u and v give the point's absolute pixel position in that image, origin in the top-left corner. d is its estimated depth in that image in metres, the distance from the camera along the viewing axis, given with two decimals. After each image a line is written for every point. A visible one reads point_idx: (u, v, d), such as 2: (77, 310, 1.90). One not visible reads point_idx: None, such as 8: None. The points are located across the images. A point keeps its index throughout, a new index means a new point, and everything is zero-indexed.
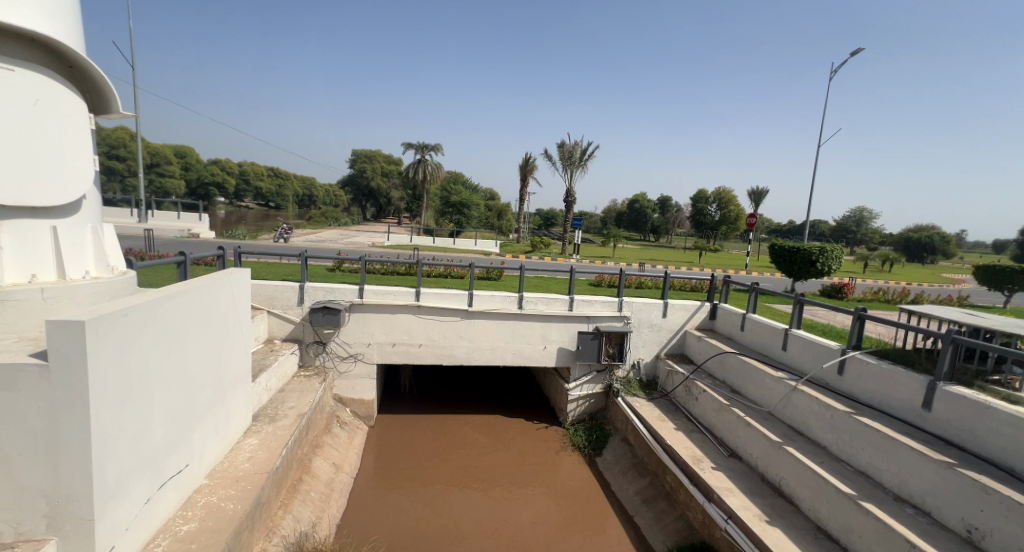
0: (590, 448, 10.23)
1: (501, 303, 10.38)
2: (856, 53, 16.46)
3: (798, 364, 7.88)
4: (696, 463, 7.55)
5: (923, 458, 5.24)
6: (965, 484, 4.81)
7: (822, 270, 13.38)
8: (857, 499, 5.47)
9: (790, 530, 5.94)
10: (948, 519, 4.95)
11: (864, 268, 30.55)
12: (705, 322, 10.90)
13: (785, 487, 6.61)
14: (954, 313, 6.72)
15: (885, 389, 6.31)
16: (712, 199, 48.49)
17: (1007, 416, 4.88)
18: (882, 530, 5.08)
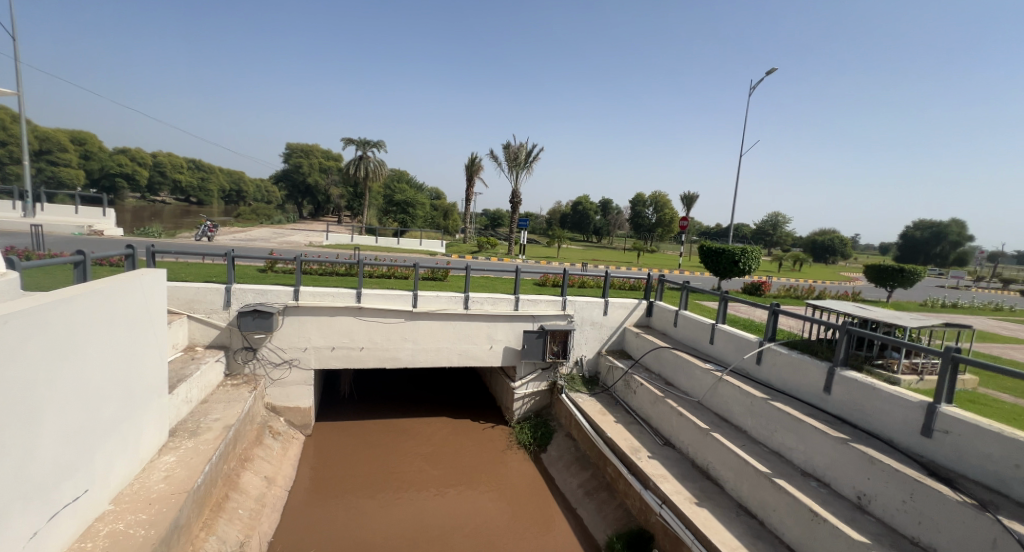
0: (536, 445, 10.23)
1: (446, 303, 10.16)
2: (771, 73, 17.55)
3: (723, 356, 8.27)
4: (634, 453, 7.72)
5: (823, 435, 5.67)
6: (855, 456, 5.26)
7: (744, 269, 14.30)
8: (771, 477, 5.81)
9: (716, 510, 6.20)
10: (842, 488, 5.40)
11: (780, 267, 33.22)
12: (642, 319, 11.24)
13: (713, 471, 6.90)
14: (848, 306, 7.32)
15: (795, 376, 6.76)
16: (649, 202, 50.80)
17: (888, 395, 5.38)
18: (793, 503, 5.42)
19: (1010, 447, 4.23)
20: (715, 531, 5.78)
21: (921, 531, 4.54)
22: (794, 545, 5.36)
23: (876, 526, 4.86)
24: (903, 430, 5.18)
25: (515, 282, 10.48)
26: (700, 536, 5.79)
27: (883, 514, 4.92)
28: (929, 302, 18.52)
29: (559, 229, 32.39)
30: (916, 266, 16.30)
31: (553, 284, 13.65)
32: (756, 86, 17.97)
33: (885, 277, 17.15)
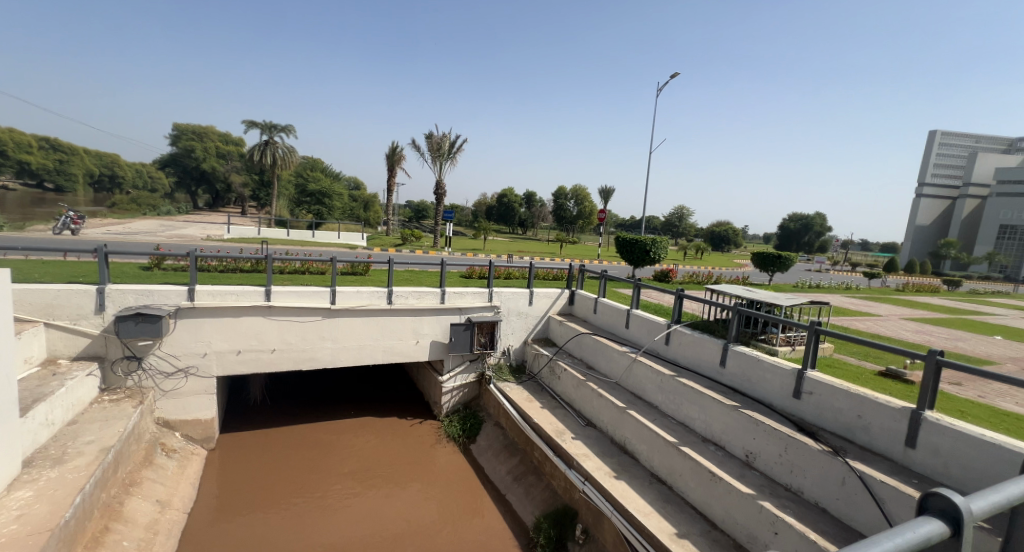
0: (464, 437, 9.92)
1: (367, 299, 9.43)
2: (675, 76, 18.59)
3: (636, 339, 8.51)
4: (559, 435, 7.69)
5: (718, 404, 6.08)
6: (745, 421, 5.72)
7: (655, 258, 15.05)
8: (678, 445, 6.10)
9: (633, 481, 6.35)
10: (734, 448, 5.88)
11: (688, 256, 35.75)
12: (565, 307, 11.30)
13: (628, 445, 7.07)
14: (738, 289, 7.83)
15: (695, 353, 7.15)
16: (571, 195, 52.15)
17: (769, 364, 5.99)
18: (696, 468, 5.73)
19: (855, 401, 5.02)
20: (632, 501, 5.89)
21: (792, 478, 5.18)
22: (698, 506, 5.68)
23: (760, 479, 5.39)
24: (780, 395, 5.83)
25: (441, 275, 9.97)
26: (619, 507, 5.87)
27: (766, 468, 5.46)
28: (801, 284, 20.89)
29: (484, 221, 32.13)
30: (789, 253, 18.20)
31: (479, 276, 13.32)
32: (664, 87, 18.64)
33: (765, 262, 18.96)
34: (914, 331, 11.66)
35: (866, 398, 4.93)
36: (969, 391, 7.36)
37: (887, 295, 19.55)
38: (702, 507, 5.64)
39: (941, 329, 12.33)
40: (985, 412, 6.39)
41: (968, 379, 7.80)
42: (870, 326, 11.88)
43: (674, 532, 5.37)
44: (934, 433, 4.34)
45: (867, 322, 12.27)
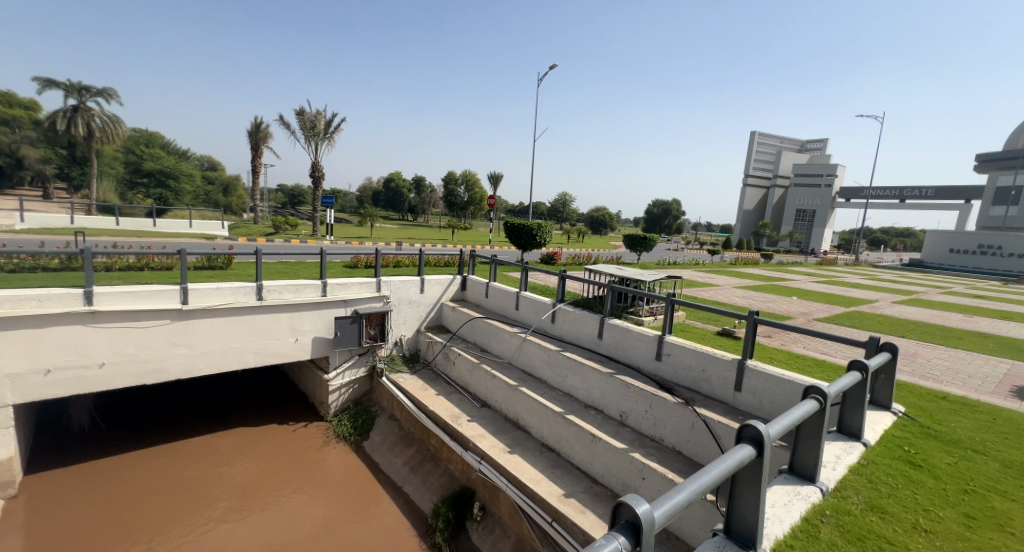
0: (357, 434, 7.80)
1: (229, 297, 6.92)
2: (552, 67, 18.84)
3: (525, 319, 8.07)
4: (455, 419, 6.80)
5: (596, 372, 6.15)
6: (619, 386, 5.85)
7: (541, 243, 15.19)
8: (564, 414, 5.98)
9: (527, 455, 6.00)
10: (609, 409, 6.00)
11: (570, 240, 37.65)
12: (456, 294, 9.79)
13: (521, 422, 6.70)
14: (613, 268, 8.04)
15: (575, 330, 7.13)
16: (462, 181, 51.23)
17: (636, 333, 6.21)
18: (579, 432, 5.71)
19: (701, 357, 5.51)
20: (525, 472, 5.57)
21: (656, 430, 5.45)
22: (583, 466, 5.65)
23: (631, 435, 5.56)
24: (644, 359, 6.12)
25: (321, 261, 7.82)
26: (514, 480, 5.48)
27: (636, 424, 5.66)
28: (658, 262, 23.06)
29: (368, 207, 29.97)
30: (654, 234, 19.84)
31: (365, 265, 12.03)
32: (546, 75, 18.55)
33: (634, 242, 20.41)
34: (741, 296, 13.50)
35: (707, 353, 5.45)
36: (777, 340, 8.67)
37: (725, 268, 22.67)
38: (585, 466, 5.64)
39: (758, 293, 14.49)
40: (785, 355, 7.53)
41: (776, 330, 9.19)
42: (712, 294, 13.49)
43: (563, 494, 5.23)
44: (753, 377, 5.02)
45: (709, 291, 13.93)
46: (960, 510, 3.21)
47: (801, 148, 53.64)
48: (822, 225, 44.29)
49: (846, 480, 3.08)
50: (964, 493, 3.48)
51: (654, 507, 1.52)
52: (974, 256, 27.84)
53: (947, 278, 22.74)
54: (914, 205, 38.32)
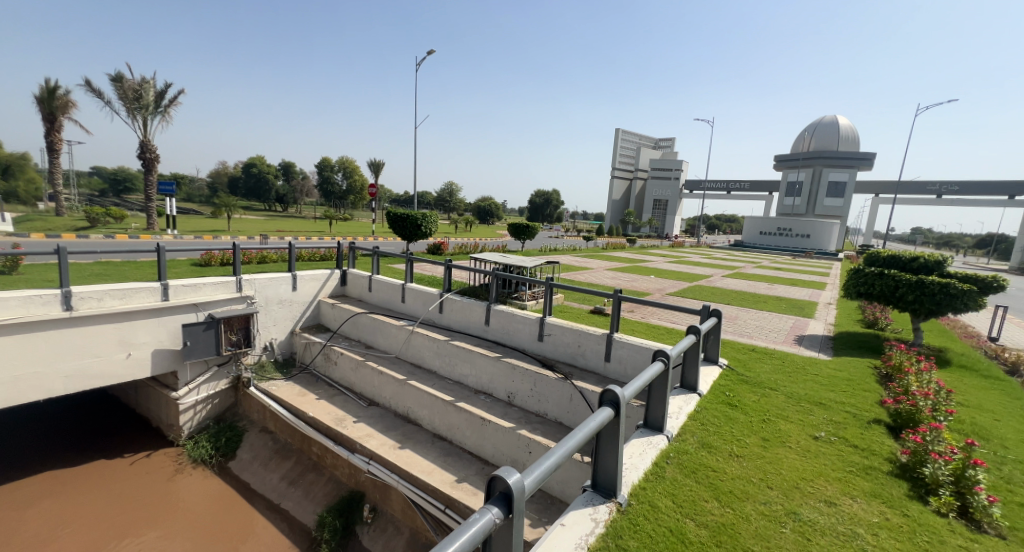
0: (221, 455, 6.78)
1: (19, 310, 5.55)
2: (430, 54, 18.37)
3: (410, 312, 8.01)
4: (339, 423, 6.42)
5: (484, 357, 6.47)
6: (506, 369, 6.24)
7: (427, 232, 14.96)
8: (454, 402, 6.11)
9: (418, 448, 5.98)
10: (498, 391, 6.37)
11: (457, 229, 37.83)
12: (336, 290, 9.23)
13: (411, 416, 6.65)
14: (496, 256, 8.40)
15: (463, 319, 7.35)
16: (337, 168, 48.10)
17: (521, 317, 6.65)
18: (469, 418, 5.90)
19: (576, 334, 6.15)
20: (416, 465, 5.57)
21: (540, 405, 5.96)
22: (474, 450, 5.87)
23: (518, 413, 6.00)
24: (528, 341, 6.62)
25: (159, 258, 6.65)
26: (404, 474, 5.40)
27: (523, 403, 6.12)
28: (539, 249, 24.42)
29: (224, 195, 26.43)
30: (536, 223, 20.92)
31: (221, 263, 10.82)
32: (423, 60, 18.14)
33: (519, 231, 21.29)
34: (611, 277, 15.01)
35: (582, 330, 6.11)
36: (638, 314, 9.91)
37: (598, 252, 24.85)
38: (477, 450, 5.87)
39: (624, 273, 16.23)
40: (644, 326, 8.67)
41: (638, 306, 10.49)
42: (586, 276, 14.78)
43: (455, 480, 5.37)
44: (619, 348, 5.78)
45: (584, 274, 15.22)
46: (759, 436, 4.00)
47: (655, 144, 60.25)
48: (674, 212, 50.56)
49: (685, 425, 3.79)
50: (762, 421, 4.35)
51: (525, 477, 1.61)
52: (777, 237, 34.35)
53: (758, 255, 27.84)
54: (739, 195, 45.77)
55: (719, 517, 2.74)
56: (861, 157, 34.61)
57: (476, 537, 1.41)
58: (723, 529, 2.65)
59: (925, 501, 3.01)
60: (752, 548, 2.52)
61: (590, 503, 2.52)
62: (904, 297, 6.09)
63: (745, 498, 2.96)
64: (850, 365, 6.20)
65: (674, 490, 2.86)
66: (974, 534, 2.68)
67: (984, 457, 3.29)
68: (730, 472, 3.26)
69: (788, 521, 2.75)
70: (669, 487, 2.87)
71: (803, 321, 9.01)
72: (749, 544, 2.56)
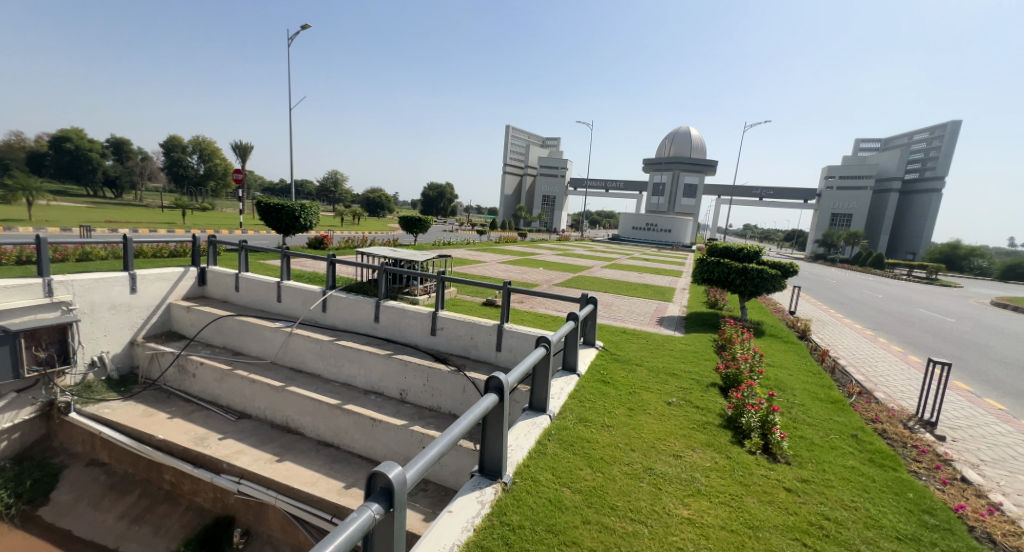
0: (25, 502, 5.12)
1: None
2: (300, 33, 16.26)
3: (289, 312, 7.50)
4: (198, 442, 5.51)
5: (374, 356, 6.33)
6: (399, 366, 6.18)
7: (305, 225, 13.96)
8: (340, 405, 5.77)
9: (299, 459, 5.43)
10: (389, 389, 6.31)
11: (342, 222, 35.78)
12: (192, 291, 8.18)
13: (290, 425, 6.08)
14: (384, 250, 8.17)
15: (350, 317, 7.11)
16: (191, 149, 42.37)
17: (412, 312, 6.64)
18: (358, 420, 5.61)
19: (468, 327, 6.33)
20: (297, 477, 5.04)
21: (433, 399, 6.01)
22: (364, 453, 5.57)
23: (411, 409, 5.99)
24: (420, 336, 6.66)
25: None
26: (284, 488, 4.83)
27: (415, 399, 6.14)
28: (427, 243, 24.23)
29: (26, 176, 21.43)
30: (428, 218, 20.65)
31: (18, 261, 8.94)
32: (295, 37, 15.75)
33: (411, 224, 20.81)
34: (502, 270, 15.50)
35: (473, 323, 6.31)
36: (526, 304, 10.40)
37: (490, 245, 25.47)
38: (367, 453, 5.56)
39: (514, 266, 16.89)
40: (532, 316, 9.16)
41: (526, 297, 11.02)
42: (477, 269, 15.08)
43: (342, 487, 4.98)
44: (509, 338, 6.09)
45: (475, 267, 15.51)
46: (625, 406, 4.47)
47: (545, 144, 61.74)
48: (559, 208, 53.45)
49: (565, 403, 4.17)
50: (629, 394, 4.89)
51: (407, 470, 1.65)
52: (646, 232, 38.11)
53: (630, 248, 30.79)
54: (615, 194, 49.96)
55: (590, 481, 2.98)
56: (707, 164, 40.04)
57: (354, 536, 1.42)
58: (593, 491, 2.88)
59: (741, 444, 3.66)
60: (617, 503, 2.78)
61: (477, 486, 2.68)
62: (735, 283, 7.31)
63: (612, 462, 3.26)
64: (699, 340, 7.27)
65: (553, 463, 3.09)
66: (769, 464, 3.37)
67: (779, 406, 4.13)
68: (601, 440, 3.58)
69: (645, 476, 3.11)
70: (548, 461, 3.12)
71: (663, 305, 10.28)
72: (615, 500, 2.82)
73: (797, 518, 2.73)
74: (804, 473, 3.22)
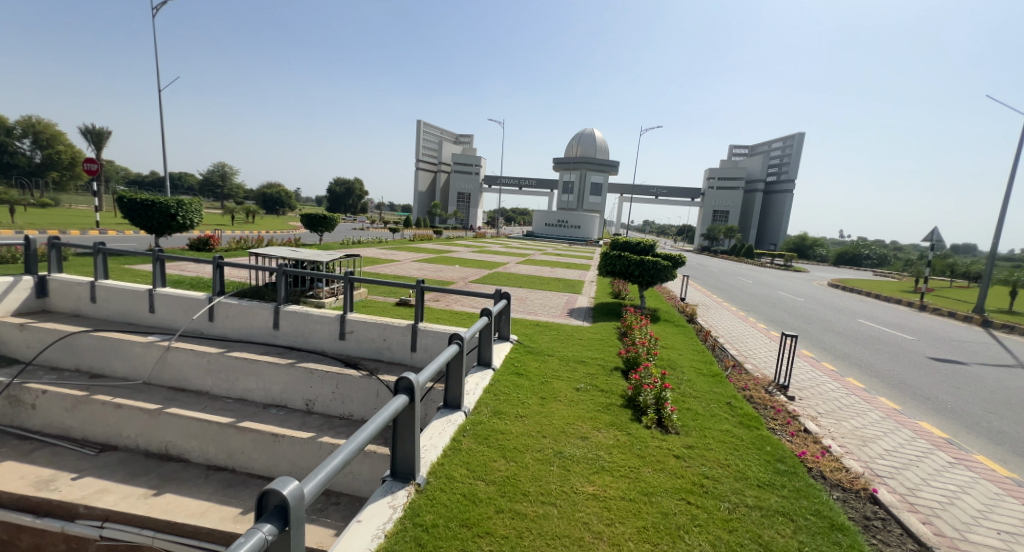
0: None
1: None
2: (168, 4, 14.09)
3: (166, 324, 6.76)
4: (43, 486, 4.65)
5: (274, 366, 5.93)
6: (303, 375, 5.85)
7: (184, 224, 12.56)
8: (234, 423, 5.29)
9: (183, 489, 4.85)
10: (293, 401, 5.96)
11: (234, 220, 32.67)
12: (29, 305, 6.94)
13: (172, 452, 5.44)
14: (283, 251, 7.62)
15: (245, 325, 6.58)
16: (30, 134, 35.84)
17: (318, 317, 6.31)
18: (256, 437, 5.17)
19: (381, 329, 6.17)
20: (181, 509, 4.49)
21: (344, 407, 5.79)
22: (264, 472, 5.16)
23: (320, 420, 5.71)
24: (328, 341, 6.36)
25: None
26: (164, 524, 4.27)
27: (324, 409, 5.86)
28: (335, 242, 23.03)
29: None
30: (336, 217, 19.54)
31: None
32: (161, 10, 14.11)
33: (315, 223, 19.56)
34: (417, 268, 15.25)
35: (385, 324, 6.16)
36: (441, 302, 10.34)
37: (402, 243, 24.88)
38: (268, 472, 5.15)
39: (429, 264, 16.71)
40: (448, 314, 9.14)
41: (441, 295, 10.95)
42: (390, 268, 14.67)
43: (238, 513, 4.54)
44: (423, 337, 6.05)
45: (388, 266, 15.07)
46: (537, 395, 4.65)
47: (457, 140, 61.41)
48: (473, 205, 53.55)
49: (479, 398, 4.25)
50: (541, 383, 5.09)
51: (303, 483, 1.54)
52: (557, 229, 39.48)
53: (542, 244, 31.76)
54: (527, 191, 51.17)
55: (504, 471, 3.08)
56: (610, 164, 42.46)
57: None
58: (507, 481, 2.98)
59: (639, 420, 4.01)
60: (529, 489, 2.91)
61: (388, 492, 2.67)
62: (635, 275, 7.89)
63: (525, 450, 3.40)
64: (607, 329, 7.74)
65: (467, 458, 3.15)
66: (663, 436, 3.73)
67: (670, 383, 4.57)
68: (513, 430, 3.71)
69: (555, 460, 3.29)
70: (463, 457, 3.17)
71: (574, 297, 10.80)
72: (527, 487, 2.94)
73: (683, 481, 3.08)
74: (691, 441, 3.62)
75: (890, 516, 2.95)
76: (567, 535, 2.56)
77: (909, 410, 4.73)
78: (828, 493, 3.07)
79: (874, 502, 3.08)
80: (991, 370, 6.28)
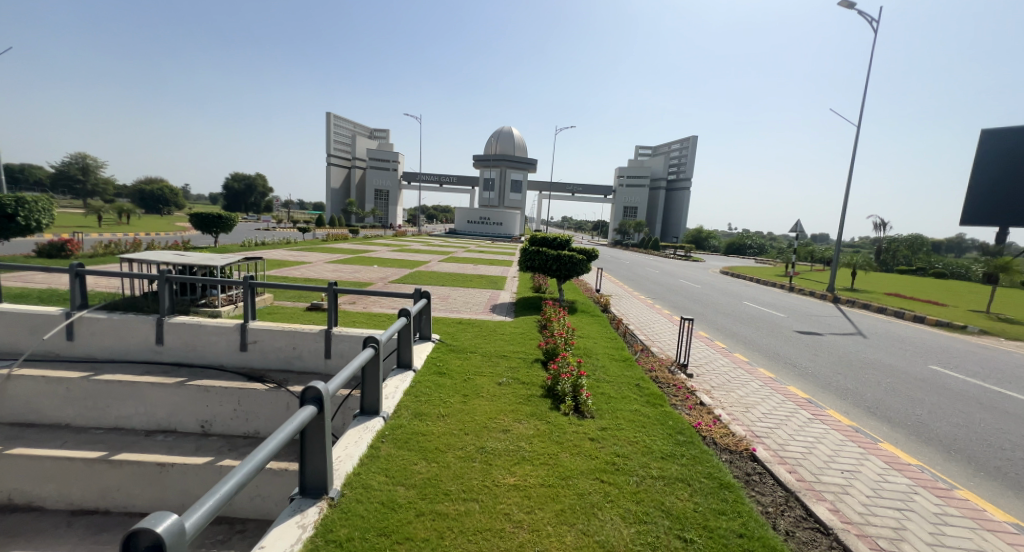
0: None
1: None
2: None
3: (7, 346, 5.81)
4: None
5: (159, 387, 5.32)
6: (196, 393, 5.32)
7: (27, 227, 10.77)
8: (106, 458, 4.64)
9: (40, 542, 4.15)
10: (185, 424, 5.38)
11: (107, 223, 28.60)
12: None
13: (19, 501, 4.62)
14: (165, 256, 6.83)
15: (119, 342, 5.83)
16: None
17: (213, 328, 5.76)
18: (137, 470, 4.59)
19: (289, 337, 5.78)
20: None
21: (249, 425, 5.34)
22: (149, 508, 4.60)
23: (219, 442, 5.21)
24: (226, 354, 5.84)
25: None
26: None
27: (223, 429, 5.36)
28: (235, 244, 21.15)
29: None
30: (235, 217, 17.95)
31: None
32: None
33: (208, 224, 17.76)
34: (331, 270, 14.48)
35: (294, 332, 5.77)
36: (358, 305, 9.91)
37: (314, 244, 23.49)
38: (154, 507, 4.60)
39: (344, 265, 15.95)
40: (365, 316, 8.79)
41: (358, 298, 10.50)
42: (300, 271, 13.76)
43: None
44: (337, 344, 5.75)
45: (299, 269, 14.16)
46: (460, 393, 4.63)
47: (372, 136, 59.11)
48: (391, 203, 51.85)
49: (400, 402, 4.14)
50: (464, 381, 5.07)
51: (184, 518, 1.39)
52: (478, 226, 39.39)
53: (464, 241, 31.57)
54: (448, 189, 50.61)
55: (424, 473, 3.02)
56: (528, 163, 43.30)
57: None
58: (428, 483, 2.93)
59: (558, 408, 4.14)
60: (450, 488, 2.89)
61: (297, 510, 2.51)
62: (553, 268, 8.12)
63: (447, 449, 3.36)
64: (528, 323, 7.88)
65: (386, 464, 3.06)
66: (579, 421, 3.88)
67: (586, 370, 4.77)
68: (435, 430, 3.65)
69: (477, 456, 3.30)
70: (382, 463, 3.07)
71: (496, 293, 10.87)
72: (448, 486, 2.92)
73: (597, 461, 3.23)
74: (604, 423, 3.80)
75: (765, 470, 3.32)
76: (487, 528, 2.57)
77: (789, 378, 5.35)
78: (718, 456, 3.39)
79: (754, 460, 3.45)
80: (846, 338, 7.32)
